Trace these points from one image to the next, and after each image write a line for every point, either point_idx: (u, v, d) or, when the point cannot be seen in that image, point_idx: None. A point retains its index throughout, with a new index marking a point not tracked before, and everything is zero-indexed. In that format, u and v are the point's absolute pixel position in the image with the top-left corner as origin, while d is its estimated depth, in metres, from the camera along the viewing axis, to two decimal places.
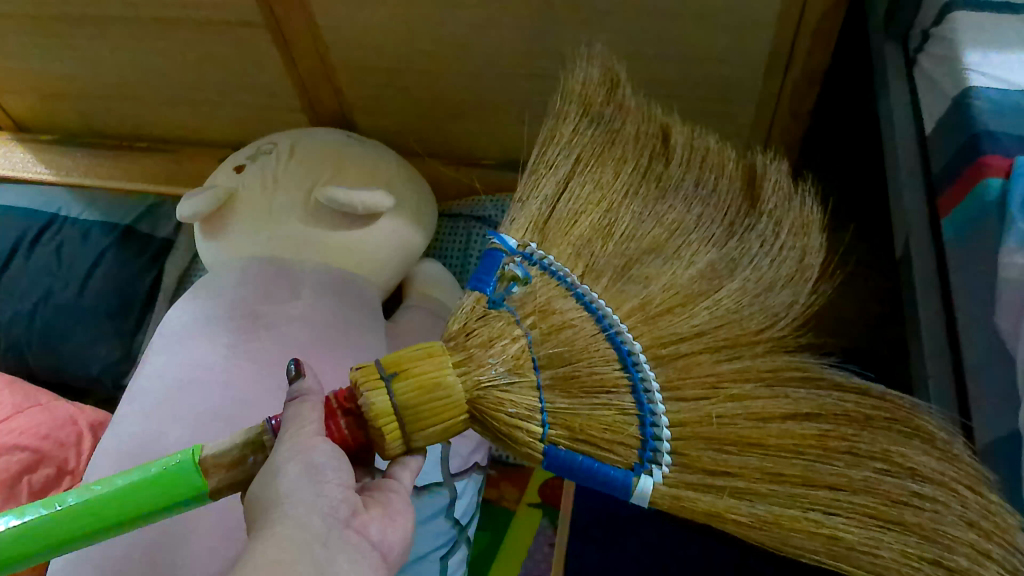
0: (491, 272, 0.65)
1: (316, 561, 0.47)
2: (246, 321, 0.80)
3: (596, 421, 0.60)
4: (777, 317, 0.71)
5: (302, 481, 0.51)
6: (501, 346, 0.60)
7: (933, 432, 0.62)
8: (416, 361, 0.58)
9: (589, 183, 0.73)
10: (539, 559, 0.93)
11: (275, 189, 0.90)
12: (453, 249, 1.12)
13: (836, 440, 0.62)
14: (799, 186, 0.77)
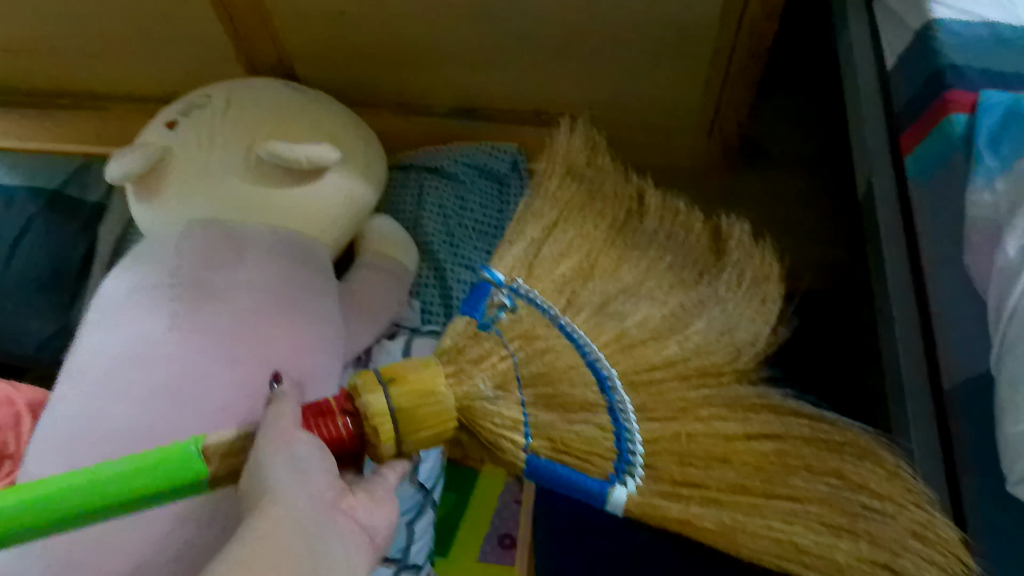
0: (478, 302, 0.63)
1: (310, 538, 0.45)
2: (190, 289, 0.78)
3: (577, 435, 0.60)
4: (740, 352, 0.69)
5: (288, 471, 0.48)
6: (491, 364, 0.60)
7: (887, 457, 0.60)
8: (413, 370, 0.57)
9: (572, 234, 0.71)
10: (506, 518, 0.91)
11: (213, 147, 0.86)
12: (405, 198, 1.04)
13: (794, 458, 0.60)
14: (761, 244, 0.76)
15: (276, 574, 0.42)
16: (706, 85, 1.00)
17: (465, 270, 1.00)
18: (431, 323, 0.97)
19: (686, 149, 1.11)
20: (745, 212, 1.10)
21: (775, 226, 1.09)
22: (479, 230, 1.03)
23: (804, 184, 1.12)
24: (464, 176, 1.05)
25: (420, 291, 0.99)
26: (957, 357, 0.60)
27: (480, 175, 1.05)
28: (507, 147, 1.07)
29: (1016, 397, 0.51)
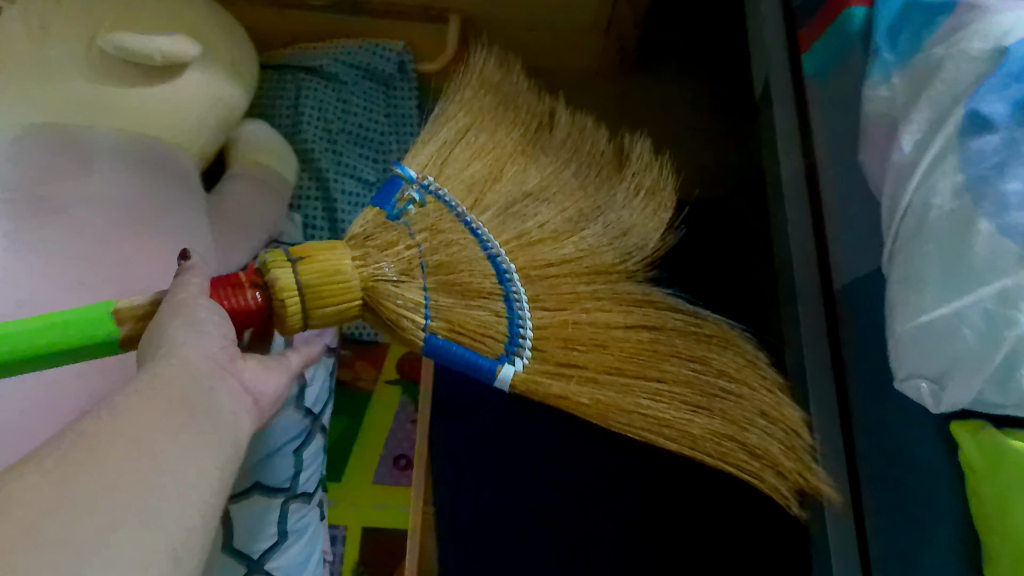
0: (387, 196, 0.59)
1: (203, 390, 0.42)
2: (28, 205, 0.68)
3: (474, 319, 0.57)
4: (630, 254, 0.67)
5: (185, 329, 0.45)
6: (398, 253, 0.56)
7: (741, 344, 0.63)
8: (322, 252, 0.53)
9: (483, 135, 0.66)
10: (401, 438, 0.87)
11: (45, 38, 0.72)
12: (280, 103, 0.94)
13: (665, 346, 0.60)
14: (660, 159, 0.74)
15: (171, 416, 0.39)
16: None
17: (349, 179, 0.92)
18: (315, 237, 0.90)
19: (581, 50, 1.06)
20: (640, 118, 1.07)
21: (670, 133, 1.07)
22: (364, 136, 0.95)
23: (698, 89, 1.09)
24: (345, 77, 0.96)
25: (300, 203, 0.91)
26: (864, 263, 0.60)
27: (363, 77, 0.97)
28: (393, 46, 0.98)
29: (909, 297, 0.53)
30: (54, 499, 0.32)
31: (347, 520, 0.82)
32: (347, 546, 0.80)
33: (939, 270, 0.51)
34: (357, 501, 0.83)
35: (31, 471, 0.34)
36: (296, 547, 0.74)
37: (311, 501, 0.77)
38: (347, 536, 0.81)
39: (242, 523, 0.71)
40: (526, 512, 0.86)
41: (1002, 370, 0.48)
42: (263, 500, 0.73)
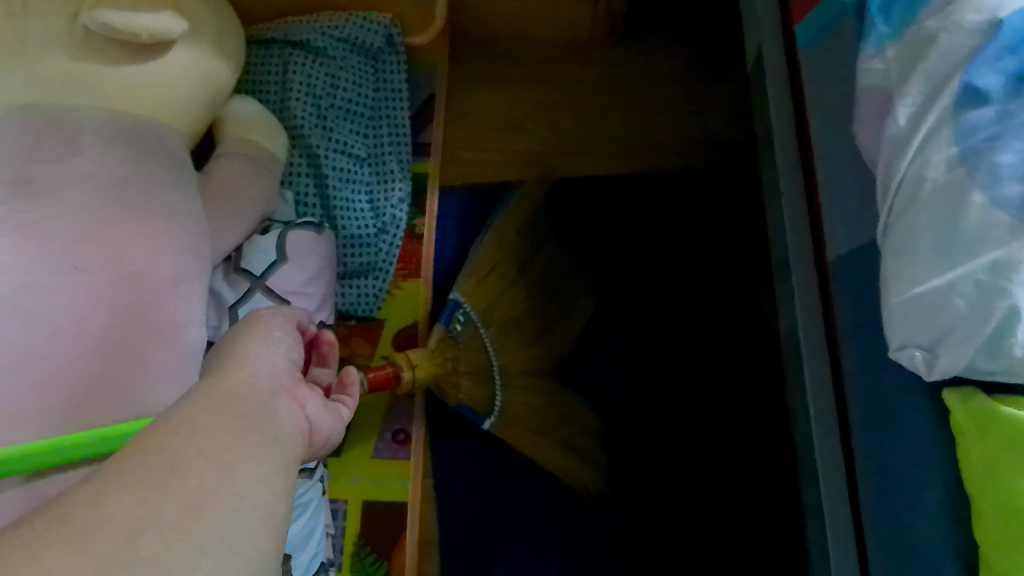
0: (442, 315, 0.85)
1: (268, 410, 0.41)
2: (18, 187, 0.68)
3: (477, 396, 0.83)
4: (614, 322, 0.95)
5: (260, 347, 0.47)
6: (435, 354, 0.82)
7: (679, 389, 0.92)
8: (407, 358, 0.80)
9: (507, 255, 0.88)
10: (399, 413, 0.88)
11: (25, 16, 0.70)
12: (268, 79, 0.93)
13: (597, 395, 0.91)
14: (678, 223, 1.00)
15: (236, 438, 0.36)
16: None
17: (340, 156, 0.92)
18: (306, 215, 0.90)
19: (570, 20, 1.05)
20: (631, 89, 1.06)
21: (662, 103, 1.06)
22: (353, 112, 0.94)
23: (690, 57, 1.08)
24: (333, 52, 0.94)
25: (291, 179, 0.91)
26: (858, 235, 0.61)
27: (350, 51, 0.95)
28: (380, 18, 0.96)
29: (903, 268, 0.54)
30: (131, 523, 0.29)
31: (347, 493, 0.84)
32: (347, 520, 0.82)
33: (931, 242, 0.53)
34: (357, 475, 0.84)
35: (110, 486, 0.31)
36: (299, 522, 0.75)
37: (312, 476, 0.78)
38: (348, 509, 0.83)
39: None
40: (524, 483, 0.87)
41: (991, 339, 0.50)
42: None
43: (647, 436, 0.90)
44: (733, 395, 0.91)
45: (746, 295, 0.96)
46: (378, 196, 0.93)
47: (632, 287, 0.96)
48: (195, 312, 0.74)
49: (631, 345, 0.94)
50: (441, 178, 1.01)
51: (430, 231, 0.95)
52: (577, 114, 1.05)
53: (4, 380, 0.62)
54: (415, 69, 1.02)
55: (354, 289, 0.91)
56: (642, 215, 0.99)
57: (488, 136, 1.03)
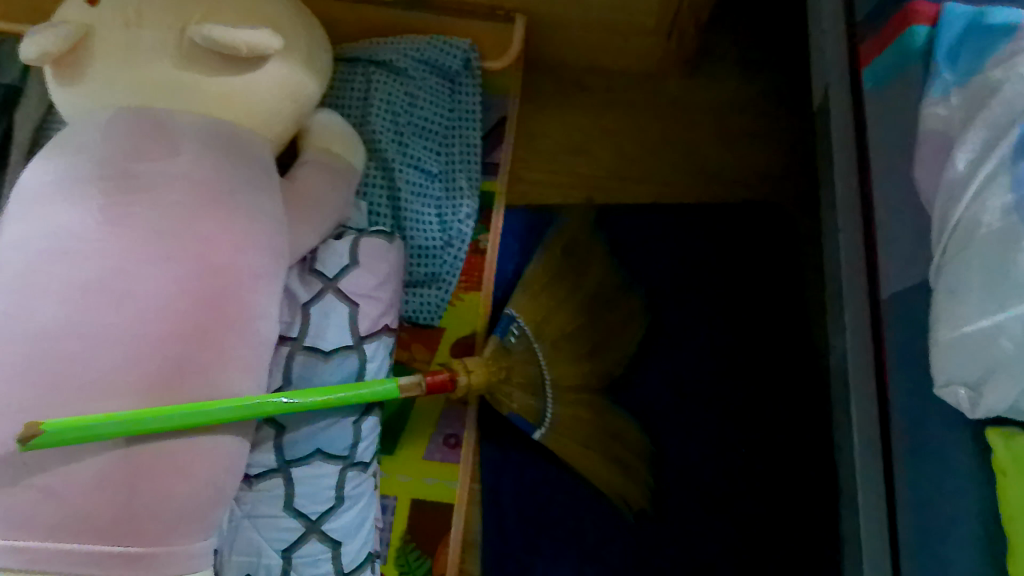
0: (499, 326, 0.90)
1: None
2: (120, 180, 0.74)
3: (528, 406, 0.87)
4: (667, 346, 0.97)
5: None
6: (489, 362, 0.86)
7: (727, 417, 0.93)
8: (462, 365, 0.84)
9: (558, 276, 0.92)
10: (452, 417, 0.91)
11: (139, 27, 0.78)
12: (351, 95, 0.98)
13: (646, 416, 0.93)
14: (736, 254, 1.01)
15: None
16: None
17: (413, 171, 0.97)
18: (377, 223, 0.95)
19: (641, 52, 1.08)
20: (697, 119, 1.09)
21: (727, 135, 1.08)
22: (428, 129, 0.99)
23: (759, 92, 1.10)
24: (413, 72, 0.99)
25: (366, 190, 0.96)
26: (909, 273, 0.63)
27: (430, 72, 1.00)
28: (461, 43, 1.01)
29: (953, 308, 0.56)
30: None
31: (397, 490, 0.88)
32: (396, 516, 0.87)
33: (982, 285, 0.55)
34: (408, 474, 0.89)
35: None
36: (350, 512, 0.80)
37: (366, 470, 0.83)
38: (397, 505, 0.87)
39: (301, 486, 0.78)
40: (567, 493, 0.89)
41: None
42: (324, 466, 0.79)
43: (692, 460, 0.91)
44: (780, 425, 0.93)
45: (797, 329, 0.97)
46: (447, 211, 0.97)
47: (686, 312, 0.98)
48: (272, 308, 0.79)
49: (682, 369, 0.95)
50: (506, 196, 1.05)
51: (494, 246, 0.99)
52: (642, 142, 1.08)
53: (100, 357, 0.68)
54: (490, 91, 1.05)
55: (418, 297, 0.96)
56: (700, 243, 1.02)
57: (554, 158, 1.07)
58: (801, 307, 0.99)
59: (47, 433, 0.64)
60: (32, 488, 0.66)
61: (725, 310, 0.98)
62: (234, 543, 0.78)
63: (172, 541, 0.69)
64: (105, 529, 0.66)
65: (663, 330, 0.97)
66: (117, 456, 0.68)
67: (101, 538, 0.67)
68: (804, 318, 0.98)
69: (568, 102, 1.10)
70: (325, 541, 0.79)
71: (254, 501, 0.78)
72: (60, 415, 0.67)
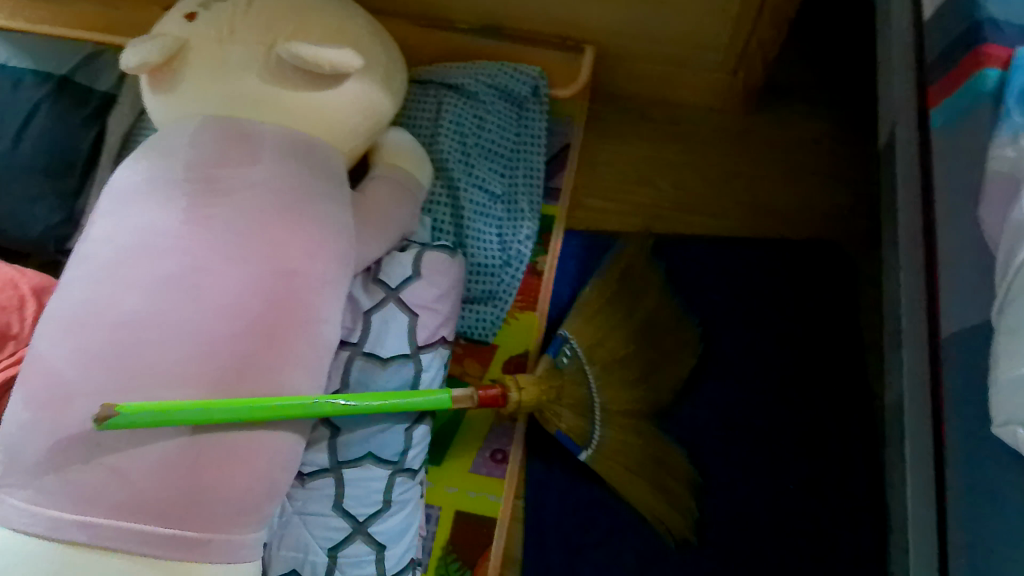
0: (553, 346, 0.92)
1: None
2: (204, 183, 0.78)
3: (576, 427, 0.88)
4: (717, 377, 0.97)
5: None
6: (539, 381, 0.87)
7: (775, 453, 0.93)
8: (513, 381, 0.86)
9: (613, 302, 0.93)
10: (500, 433, 0.93)
11: (231, 41, 0.83)
12: (422, 115, 1.02)
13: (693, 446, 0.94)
14: (792, 291, 1.01)
15: None
16: (736, 20, 0.98)
17: (477, 191, 1.00)
18: (440, 239, 0.97)
19: (707, 86, 1.10)
20: (760, 155, 1.10)
21: (789, 172, 1.09)
22: (494, 152, 1.02)
23: (823, 131, 1.11)
24: (483, 96, 1.03)
25: (431, 207, 0.99)
26: (970, 312, 0.62)
27: (499, 96, 1.04)
28: (530, 70, 1.04)
29: (1018, 346, 0.55)
30: None
31: (443, 501, 0.90)
32: (439, 526, 0.89)
33: None
34: (454, 486, 0.90)
35: None
36: (396, 517, 0.82)
37: (414, 478, 0.85)
38: (440, 516, 0.89)
39: (351, 487, 0.81)
40: (610, 516, 0.90)
41: None
42: (374, 469, 0.82)
43: (736, 493, 0.91)
44: (828, 464, 0.93)
45: (851, 369, 0.97)
46: (507, 232, 1.00)
47: (739, 345, 0.99)
48: (334, 313, 0.80)
49: (731, 402, 0.96)
50: (567, 221, 1.07)
51: (551, 268, 1.01)
52: (703, 174, 1.09)
53: (173, 348, 0.71)
54: (556, 117, 1.08)
55: (474, 313, 0.98)
56: (756, 277, 1.02)
57: (614, 187, 1.09)
58: (857, 346, 0.98)
59: (121, 415, 0.67)
60: (100, 465, 0.69)
61: (778, 345, 0.99)
62: (283, 538, 0.80)
63: (226, 530, 0.71)
64: (165, 511, 0.69)
65: (714, 361, 0.98)
66: (183, 443, 0.71)
67: (160, 520, 0.68)
68: (860, 358, 0.98)
69: (631, 132, 1.12)
70: (370, 543, 0.81)
71: (304, 499, 0.80)
72: (133, 399, 0.70)
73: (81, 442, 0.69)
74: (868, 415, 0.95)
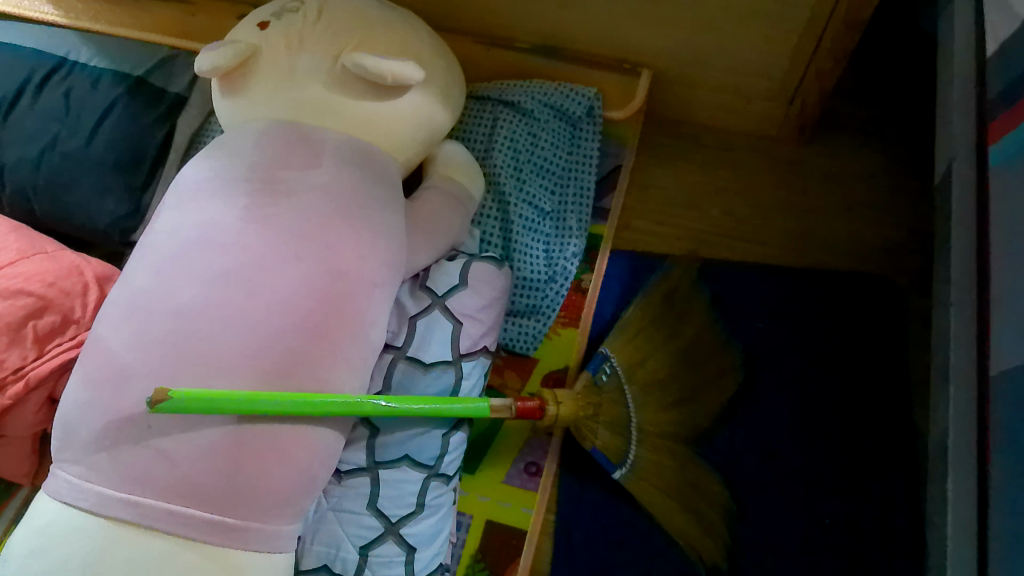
0: (592, 364, 0.93)
1: None
2: (266, 184, 0.81)
3: (612, 444, 0.89)
4: (756, 405, 0.96)
5: None
6: (575, 396, 0.88)
7: (812, 486, 0.92)
8: (551, 395, 0.88)
9: (655, 324, 0.92)
10: (535, 446, 0.94)
11: (300, 51, 0.86)
12: (478, 131, 1.05)
13: (728, 473, 0.93)
14: (839, 323, 1.00)
15: None
16: (795, 50, 0.98)
17: (527, 206, 1.01)
18: (488, 251, 0.99)
19: (762, 115, 1.10)
20: (812, 186, 1.09)
21: (841, 204, 1.08)
22: (546, 169, 1.03)
23: (879, 164, 1.10)
24: (538, 114, 1.04)
25: (481, 220, 1.01)
26: None
27: (554, 115, 1.05)
28: (586, 91, 1.05)
29: None
30: None
31: (474, 509, 0.91)
32: (469, 534, 0.90)
33: None
34: (486, 495, 0.91)
35: None
36: (428, 521, 0.84)
37: (448, 484, 0.87)
38: (471, 524, 0.90)
39: (387, 488, 0.82)
40: (641, 537, 0.90)
41: None
42: (411, 472, 0.83)
43: (771, 524, 0.91)
44: (867, 502, 0.91)
45: (896, 406, 0.95)
46: (554, 248, 1.01)
47: (781, 375, 0.98)
48: (381, 317, 0.82)
49: (770, 432, 0.95)
50: (613, 241, 1.08)
51: (595, 286, 1.02)
52: (753, 202, 1.09)
53: (225, 339, 0.73)
54: (608, 138, 1.09)
55: (517, 326, 1.00)
56: (802, 307, 1.01)
57: (663, 210, 1.10)
58: (904, 384, 0.96)
59: (173, 400, 0.69)
60: (147, 447, 0.71)
61: (822, 377, 0.97)
62: (317, 533, 0.82)
63: (263, 520, 0.73)
64: (208, 497, 0.70)
65: (755, 389, 0.97)
66: (228, 432, 0.72)
67: (202, 505, 0.70)
68: (906, 395, 0.96)
69: (682, 156, 1.13)
70: (401, 544, 0.82)
71: (340, 496, 0.82)
72: (185, 385, 0.72)
73: (132, 424, 0.71)
74: (912, 454, 0.93)
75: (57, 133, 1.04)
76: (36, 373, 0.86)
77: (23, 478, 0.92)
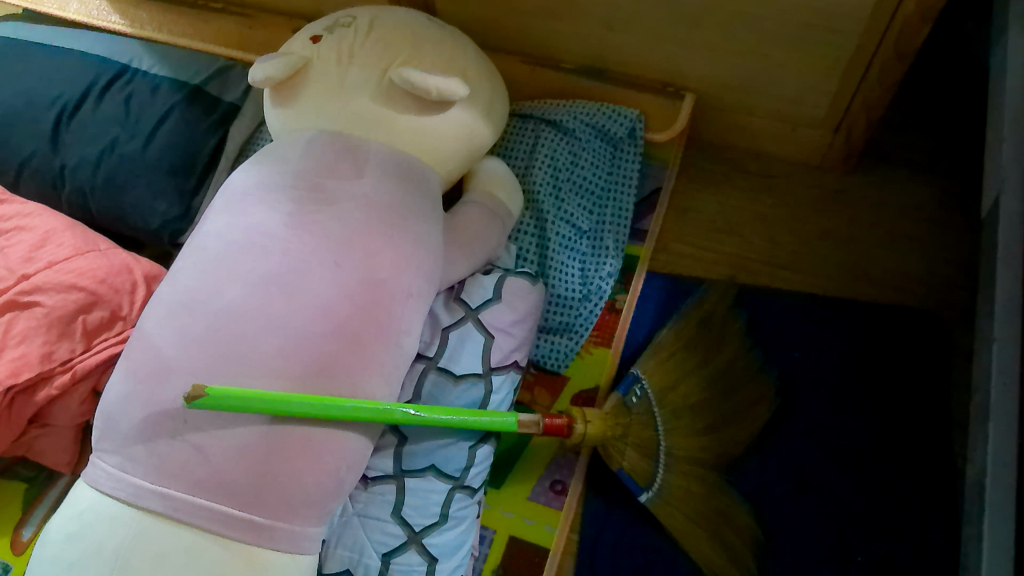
0: (624, 384, 0.92)
1: None
2: (310, 192, 0.83)
3: (639, 466, 0.88)
4: (789, 437, 0.95)
5: None
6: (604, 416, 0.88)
7: (845, 522, 0.90)
8: (582, 413, 0.87)
9: (689, 347, 0.92)
10: (562, 464, 0.94)
11: (350, 64, 0.89)
12: (519, 148, 1.06)
13: (758, 503, 0.92)
14: (880, 357, 0.98)
15: None
16: (842, 78, 0.97)
17: (565, 224, 1.02)
18: (523, 267, 1.00)
19: (808, 142, 1.09)
20: (856, 216, 1.08)
21: (886, 236, 1.06)
22: (585, 188, 1.04)
23: (927, 196, 1.08)
24: (580, 133, 1.05)
25: (518, 235, 1.02)
26: None
27: (596, 135, 1.06)
28: (628, 112, 1.06)
29: None
30: None
31: (498, 524, 0.91)
32: (492, 548, 0.89)
33: None
34: (511, 511, 0.92)
35: None
36: (451, 532, 0.84)
37: (473, 496, 0.87)
38: (495, 539, 0.90)
39: (413, 497, 0.83)
40: (666, 563, 0.89)
41: None
42: (437, 482, 0.84)
43: (800, 557, 0.89)
44: (902, 540, 0.89)
45: (936, 443, 0.93)
46: (590, 267, 1.01)
47: (815, 406, 0.96)
48: (415, 326, 0.83)
49: (803, 464, 0.93)
50: (651, 263, 1.08)
51: (629, 307, 1.02)
52: (795, 229, 1.08)
53: (263, 341, 0.75)
54: (650, 160, 1.10)
55: (549, 343, 1.00)
56: (842, 339, 1.00)
57: (702, 233, 1.09)
58: (945, 421, 0.94)
59: (210, 396, 0.71)
60: (183, 442, 0.72)
61: (859, 410, 0.95)
62: (341, 537, 0.82)
63: (291, 520, 0.73)
64: (238, 494, 0.72)
65: (790, 419, 0.96)
66: (260, 431, 0.74)
67: (231, 501, 0.72)
68: (947, 433, 0.93)
69: (724, 181, 1.12)
70: (423, 554, 0.82)
71: (366, 502, 0.83)
72: (222, 383, 0.74)
73: (169, 418, 0.73)
74: (950, 492, 0.91)
75: (117, 136, 1.08)
76: (83, 365, 0.89)
77: (65, 468, 0.94)
